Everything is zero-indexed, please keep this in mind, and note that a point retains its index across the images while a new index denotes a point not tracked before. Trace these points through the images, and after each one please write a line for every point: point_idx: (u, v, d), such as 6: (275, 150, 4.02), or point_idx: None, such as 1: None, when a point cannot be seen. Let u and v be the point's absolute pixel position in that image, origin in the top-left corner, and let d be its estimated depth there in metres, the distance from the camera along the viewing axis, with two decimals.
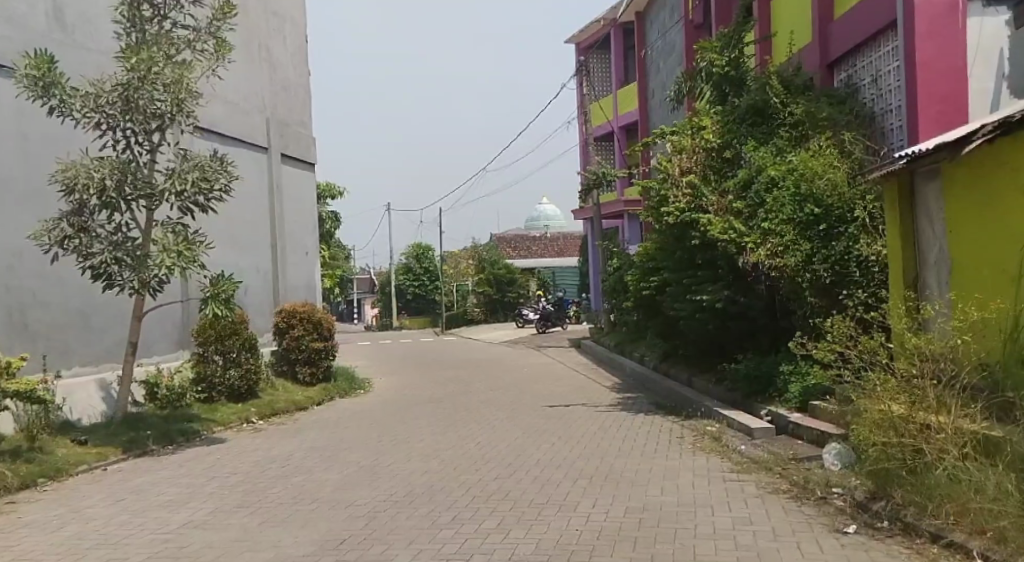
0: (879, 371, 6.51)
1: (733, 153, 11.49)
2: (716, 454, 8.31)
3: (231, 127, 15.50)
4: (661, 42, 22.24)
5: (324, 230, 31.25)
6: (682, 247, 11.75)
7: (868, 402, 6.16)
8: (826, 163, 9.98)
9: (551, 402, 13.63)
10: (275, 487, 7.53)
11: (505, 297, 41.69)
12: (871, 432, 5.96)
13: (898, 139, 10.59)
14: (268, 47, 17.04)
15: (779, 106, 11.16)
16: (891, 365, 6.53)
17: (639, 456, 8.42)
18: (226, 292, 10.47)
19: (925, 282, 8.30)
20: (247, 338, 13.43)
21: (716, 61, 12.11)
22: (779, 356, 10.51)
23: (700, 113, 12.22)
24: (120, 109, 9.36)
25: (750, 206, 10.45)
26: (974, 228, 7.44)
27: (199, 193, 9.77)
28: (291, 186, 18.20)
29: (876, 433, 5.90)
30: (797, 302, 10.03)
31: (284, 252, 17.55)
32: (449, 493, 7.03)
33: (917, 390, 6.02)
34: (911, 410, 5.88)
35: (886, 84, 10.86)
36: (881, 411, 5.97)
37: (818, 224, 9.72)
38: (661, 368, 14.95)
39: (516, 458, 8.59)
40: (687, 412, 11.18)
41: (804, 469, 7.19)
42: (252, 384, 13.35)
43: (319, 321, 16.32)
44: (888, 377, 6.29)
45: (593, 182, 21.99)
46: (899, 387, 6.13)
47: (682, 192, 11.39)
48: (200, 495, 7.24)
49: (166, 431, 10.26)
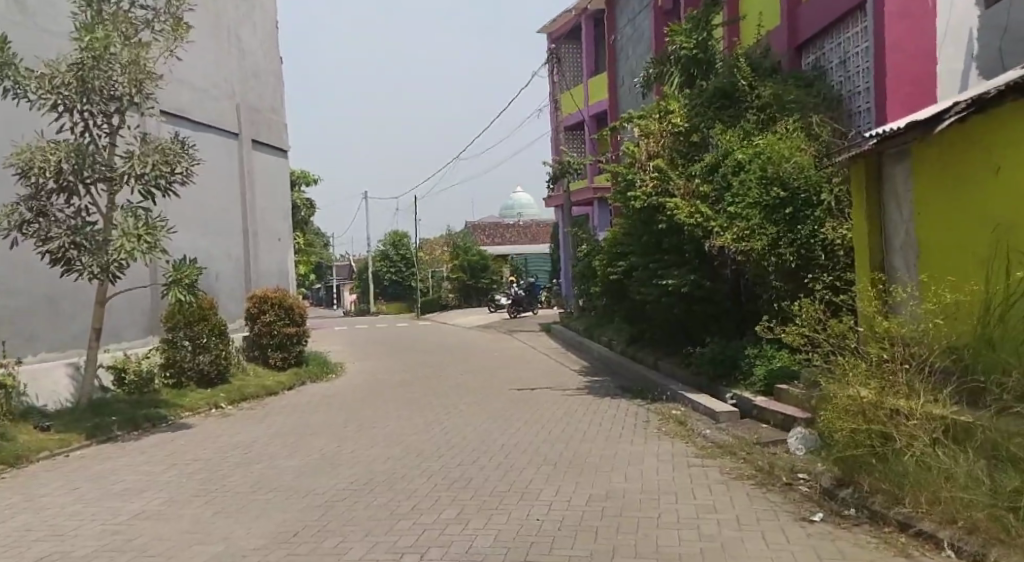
0: (849, 356, 6.31)
1: (700, 138, 11.28)
2: (681, 438, 8.23)
3: (199, 111, 15.14)
4: (630, 29, 22.06)
5: (297, 217, 30.85)
6: (649, 232, 11.56)
7: (836, 388, 6.02)
8: (793, 146, 9.83)
9: (519, 386, 13.57)
10: (234, 475, 7.36)
11: (478, 282, 41.46)
12: (838, 418, 5.84)
13: (865, 121, 10.46)
14: (236, 32, 16.70)
15: (747, 89, 11.00)
16: (858, 351, 6.37)
17: (605, 441, 8.33)
18: (189, 278, 10.20)
19: (893, 265, 8.23)
20: (215, 324, 13.25)
21: (684, 44, 11.89)
22: (744, 340, 10.50)
23: (668, 98, 11.98)
24: (77, 91, 9.00)
25: (717, 189, 10.45)
26: (944, 213, 7.36)
27: (160, 176, 9.50)
28: (263, 172, 17.95)
29: (842, 419, 5.78)
30: (763, 286, 9.97)
31: (255, 238, 17.26)
32: (409, 481, 6.89)
33: (888, 371, 5.93)
34: (880, 396, 5.73)
35: (854, 67, 10.72)
36: (850, 396, 5.82)
37: (784, 208, 9.58)
38: (628, 351, 14.93)
39: (481, 443, 8.47)
40: (653, 395, 11.14)
41: (769, 454, 7.08)
42: (221, 368, 13.22)
43: (290, 307, 16.12)
44: (852, 364, 6.18)
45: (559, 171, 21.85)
46: (871, 371, 5.99)
47: (649, 176, 11.19)
48: (159, 483, 7.06)
49: (132, 417, 10.01)
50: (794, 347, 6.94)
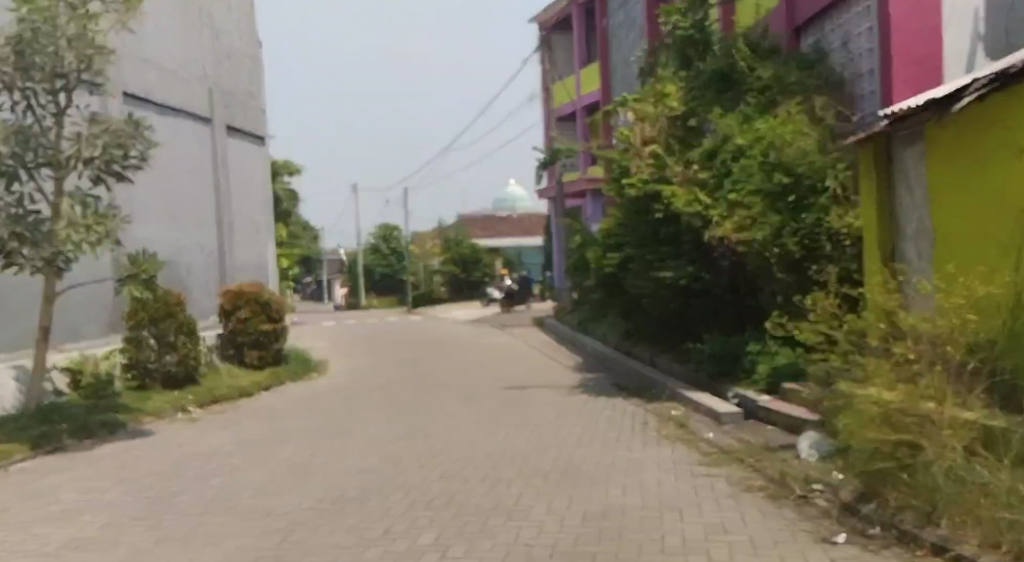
0: (879, 359, 5.28)
1: (698, 122, 10.46)
2: (682, 443, 7.54)
3: (165, 94, 14.34)
4: (622, 16, 21.23)
5: (281, 209, 30.00)
6: (645, 222, 10.85)
7: (859, 392, 5.10)
8: (796, 130, 9.01)
9: (507, 384, 12.94)
10: (186, 494, 6.72)
11: (470, 275, 40.69)
12: (866, 428, 4.88)
13: (870, 106, 9.41)
14: (209, 13, 15.94)
15: (746, 71, 10.25)
16: (889, 351, 5.33)
17: (598, 446, 7.67)
18: (146, 272, 9.49)
19: (904, 252, 7.14)
20: (184, 321, 12.62)
21: (679, 24, 11.07)
22: (745, 335, 9.82)
23: (663, 81, 11.01)
24: (17, 66, 8.34)
25: (717, 175, 9.65)
26: (956, 202, 6.23)
27: (113, 161, 8.88)
28: (239, 160, 17.19)
29: (867, 428, 4.85)
30: (765, 279, 9.27)
31: (231, 230, 16.56)
32: (385, 498, 6.20)
33: (914, 372, 5.04)
34: (910, 400, 4.80)
35: (856, 48, 9.63)
36: (879, 403, 4.88)
37: (787, 195, 8.87)
38: (623, 347, 14.29)
39: (463, 451, 7.82)
40: (652, 393, 10.48)
41: (779, 462, 6.33)
42: (189, 370, 12.63)
43: (267, 302, 15.35)
44: (885, 362, 5.23)
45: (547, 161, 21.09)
46: (893, 380, 5.04)
47: (644, 163, 10.41)
48: (100, 503, 6.48)
49: (85, 424, 9.73)
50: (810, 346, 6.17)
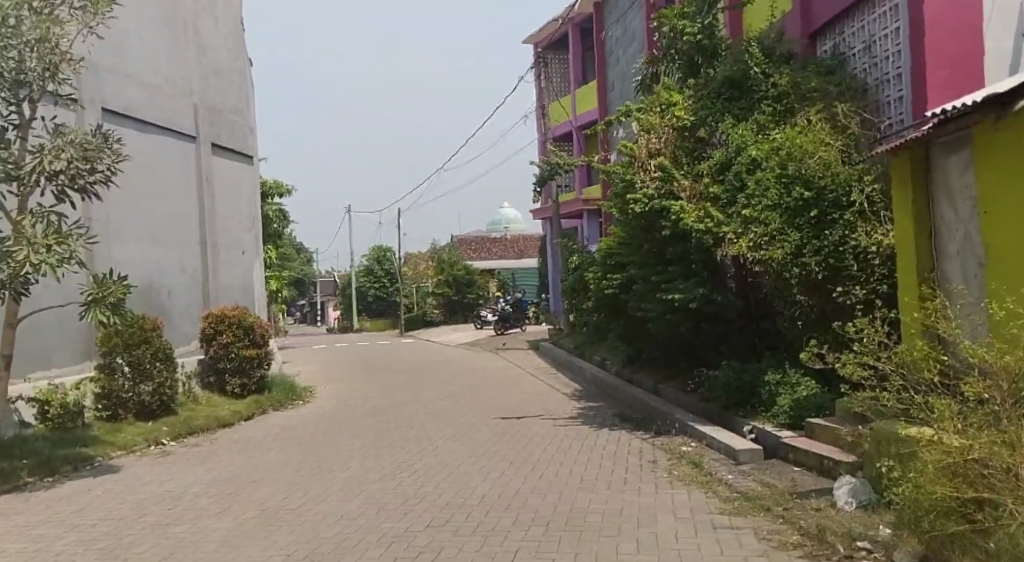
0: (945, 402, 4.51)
1: (708, 133, 9.82)
2: (699, 486, 6.86)
3: (146, 110, 13.66)
4: (620, 30, 20.70)
5: (270, 229, 29.24)
6: (650, 241, 10.19)
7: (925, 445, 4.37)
8: (816, 139, 8.38)
9: (502, 413, 12.25)
10: (142, 545, 6.02)
11: (463, 297, 39.91)
12: (933, 482, 4.15)
13: (898, 112, 8.78)
14: (195, 27, 15.32)
15: (761, 78, 9.54)
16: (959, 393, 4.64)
17: (605, 488, 6.97)
18: (113, 296, 8.77)
19: (947, 273, 6.47)
20: (160, 347, 11.88)
21: (686, 28, 10.35)
22: (761, 364, 9.10)
23: (667, 91, 10.43)
24: None
25: (729, 190, 9.01)
26: (1010, 214, 5.64)
27: (77, 176, 8.17)
28: (223, 178, 16.42)
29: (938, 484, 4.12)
30: (784, 301, 8.63)
31: (215, 250, 15.82)
32: (367, 551, 5.49)
33: (987, 422, 4.27)
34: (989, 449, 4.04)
35: (880, 52, 9.05)
36: (945, 455, 4.16)
37: (808, 210, 8.21)
38: (623, 373, 13.64)
39: (456, 493, 7.11)
40: (658, 426, 9.77)
41: (813, 512, 5.78)
42: (165, 399, 11.88)
43: (251, 326, 14.57)
44: (950, 402, 4.54)
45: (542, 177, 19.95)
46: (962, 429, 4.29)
47: (650, 176, 9.72)
48: (44, 556, 5.77)
49: (48, 460, 9.02)
50: (855, 381, 5.34)
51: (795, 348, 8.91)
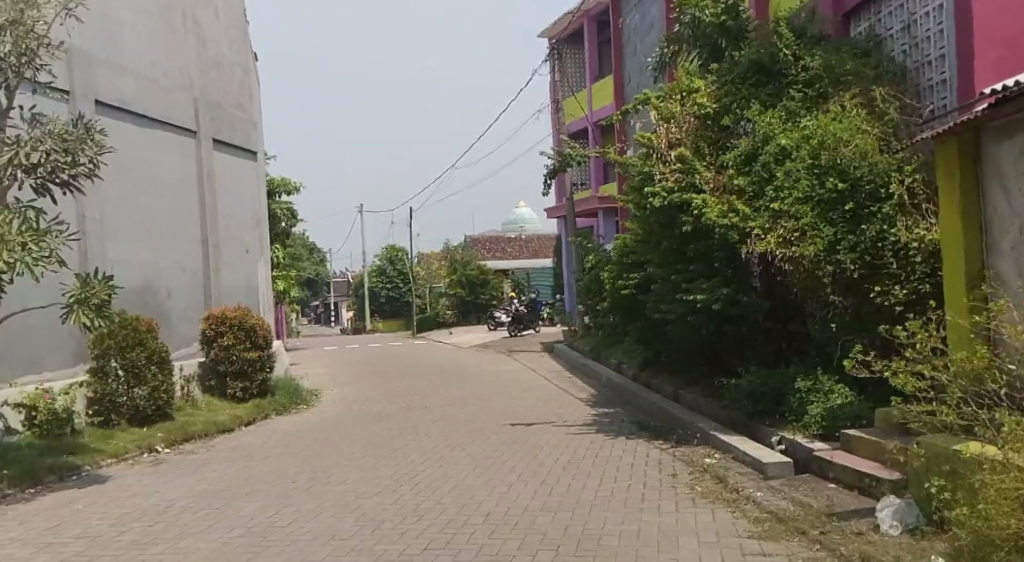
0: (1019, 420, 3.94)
1: (732, 121, 9.16)
2: (725, 504, 6.30)
3: (144, 103, 13.16)
4: (638, 20, 20.09)
5: (278, 227, 28.72)
6: (668, 238, 9.56)
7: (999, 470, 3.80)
8: (853, 126, 7.96)
9: (513, 419, 11.71)
10: None
11: (477, 298, 39.37)
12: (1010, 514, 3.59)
13: (941, 97, 8.27)
14: (195, 18, 14.82)
15: (791, 61, 8.98)
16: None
17: (623, 506, 6.41)
18: (98, 296, 8.27)
19: (1000, 270, 5.92)
20: (155, 350, 11.35)
21: (709, 9, 9.78)
22: (790, 369, 8.52)
23: (687, 76, 9.85)
24: None
25: (756, 182, 8.42)
26: None
27: (57, 168, 7.69)
28: (225, 176, 15.91)
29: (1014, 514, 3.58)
30: (816, 302, 8.13)
31: (217, 251, 15.33)
32: None
33: None
34: None
35: (921, 32, 8.53)
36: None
37: (842, 204, 7.75)
38: (640, 377, 13.08)
39: (460, 509, 6.58)
40: (678, 435, 9.21)
41: (853, 537, 5.23)
42: (161, 405, 11.37)
43: (253, 328, 14.06)
44: (1021, 417, 4.04)
45: (558, 164, 19.06)
46: None
47: (670, 168, 9.16)
48: None
49: (31, 469, 8.50)
50: (908, 394, 4.73)
51: (826, 352, 8.44)
